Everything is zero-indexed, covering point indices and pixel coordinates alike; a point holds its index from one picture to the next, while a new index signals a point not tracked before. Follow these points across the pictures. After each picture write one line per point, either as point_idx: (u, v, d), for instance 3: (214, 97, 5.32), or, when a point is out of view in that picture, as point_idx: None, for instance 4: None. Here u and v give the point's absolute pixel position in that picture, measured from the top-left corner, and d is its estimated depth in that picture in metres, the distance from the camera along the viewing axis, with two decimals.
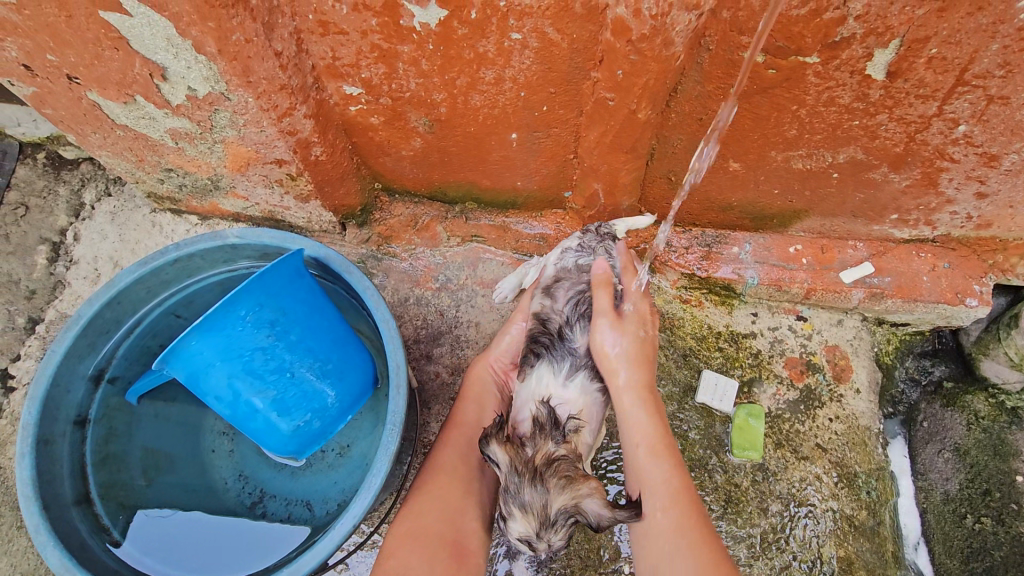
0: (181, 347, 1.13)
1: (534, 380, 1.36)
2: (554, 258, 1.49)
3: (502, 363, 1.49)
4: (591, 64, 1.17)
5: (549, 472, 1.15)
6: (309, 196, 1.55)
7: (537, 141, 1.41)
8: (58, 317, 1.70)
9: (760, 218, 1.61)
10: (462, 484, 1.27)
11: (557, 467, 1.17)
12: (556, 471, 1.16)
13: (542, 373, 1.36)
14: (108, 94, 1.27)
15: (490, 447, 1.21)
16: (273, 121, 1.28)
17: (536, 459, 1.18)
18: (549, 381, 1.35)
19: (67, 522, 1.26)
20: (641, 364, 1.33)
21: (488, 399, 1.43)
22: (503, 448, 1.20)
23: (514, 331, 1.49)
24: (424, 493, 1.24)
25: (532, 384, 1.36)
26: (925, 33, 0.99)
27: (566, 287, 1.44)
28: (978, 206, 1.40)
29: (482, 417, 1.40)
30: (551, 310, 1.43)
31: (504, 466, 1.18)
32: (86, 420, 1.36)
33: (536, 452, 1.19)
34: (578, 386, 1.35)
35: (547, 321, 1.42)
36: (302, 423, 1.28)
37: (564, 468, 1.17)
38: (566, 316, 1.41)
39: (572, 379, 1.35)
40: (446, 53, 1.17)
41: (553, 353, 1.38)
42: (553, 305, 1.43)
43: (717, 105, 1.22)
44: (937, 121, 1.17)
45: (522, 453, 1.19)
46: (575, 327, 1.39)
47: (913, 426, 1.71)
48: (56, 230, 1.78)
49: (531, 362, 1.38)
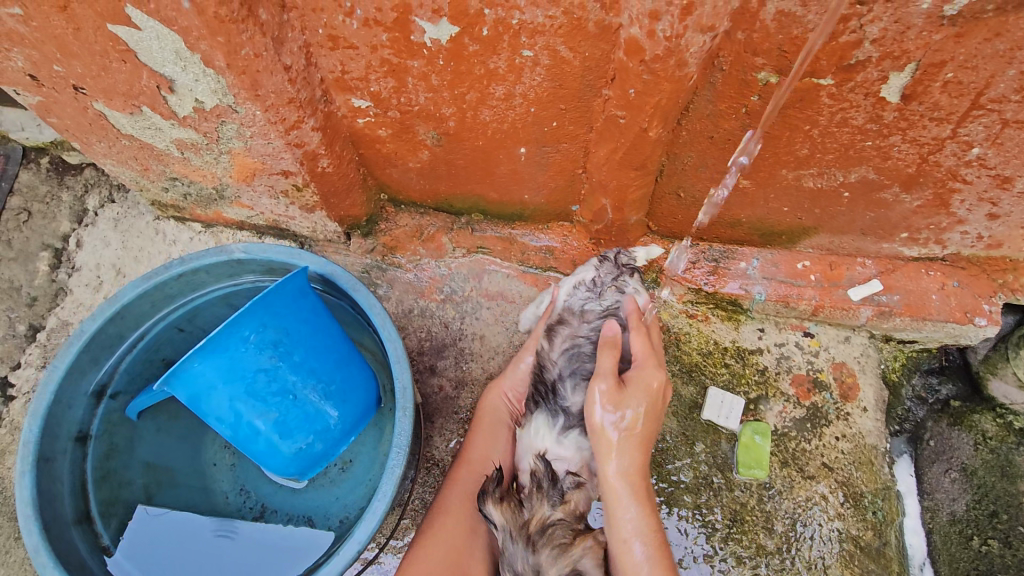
0: (183, 369, 1.12)
1: (531, 432, 1.38)
2: (566, 289, 1.46)
3: (516, 394, 1.48)
4: (603, 82, 1.16)
5: (542, 541, 1.22)
6: (315, 207, 1.54)
7: (546, 156, 1.40)
8: (60, 325, 1.69)
9: (769, 234, 1.59)
10: (467, 525, 1.32)
11: (550, 535, 1.23)
12: (548, 541, 1.22)
13: (540, 424, 1.37)
14: (114, 104, 1.26)
15: (487, 508, 1.27)
16: (281, 133, 1.27)
17: (532, 524, 1.24)
18: (545, 436, 1.36)
19: (67, 541, 1.25)
20: (636, 448, 1.22)
21: (500, 431, 1.44)
22: (500, 509, 1.26)
23: (526, 362, 1.47)
24: (431, 534, 1.28)
25: (531, 435, 1.38)
26: (942, 58, 0.98)
27: (565, 336, 1.41)
28: (989, 226, 1.38)
29: (491, 450, 1.42)
30: (548, 355, 1.42)
31: (501, 529, 1.25)
32: (87, 436, 1.35)
33: (531, 517, 1.25)
34: (574, 442, 1.33)
35: (545, 367, 1.41)
36: (303, 446, 1.28)
37: (557, 536, 1.23)
38: (559, 369, 1.39)
39: (567, 435, 1.34)
40: (456, 68, 1.16)
41: (548, 406, 1.38)
42: (549, 350, 1.42)
43: (728, 124, 1.21)
44: (951, 143, 1.16)
45: (519, 516, 1.26)
46: (567, 384, 1.36)
47: (920, 445, 1.69)
48: (59, 237, 1.77)
49: (531, 410, 1.40)
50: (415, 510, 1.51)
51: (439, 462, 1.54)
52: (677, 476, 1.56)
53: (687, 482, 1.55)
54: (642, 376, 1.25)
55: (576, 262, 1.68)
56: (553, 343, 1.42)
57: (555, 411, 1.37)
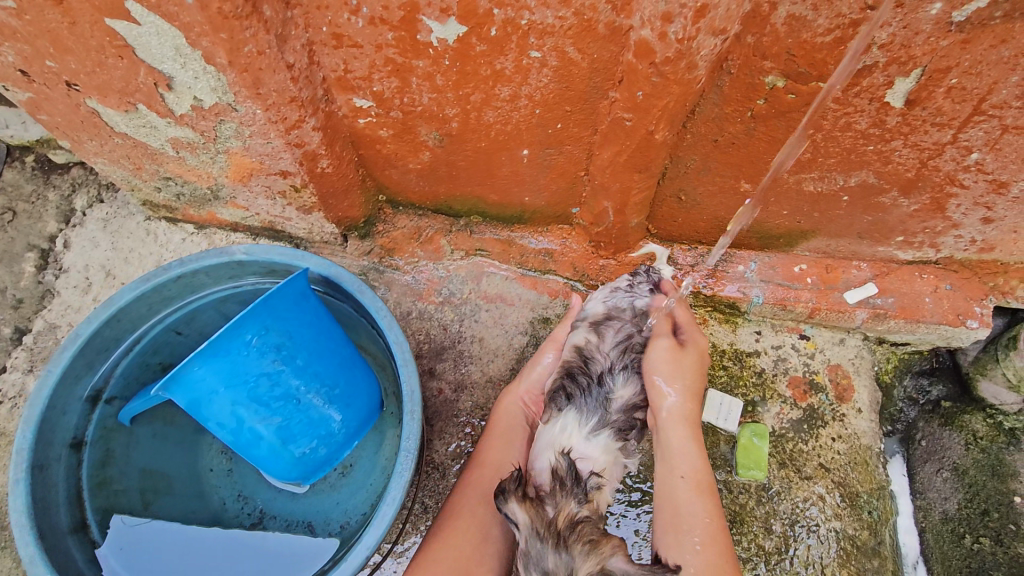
0: (183, 374, 1.08)
1: (557, 428, 1.26)
2: (602, 294, 1.42)
3: (533, 395, 1.46)
4: (610, 84, 1.16)
5: (574, 537, 1.01)
6: (312, 208, 1.51)
7: (549, 158, 1.40)
8: (46, 328, 1.64)
9: (767, 237, 1.60)
10: (478, 534, 1.26)
11: (580, 530, 1.03)
12: (579, 535, 1.01)
13: (568, 420, 1.26)
14: (108, 101, 1.22)
15: (508, 504, 1.10)
16: (281, 133, 1.24)
17: (559, 521, 1.04)
18: (573, 431, 1.24)
19: (61, 553, 1.22)
20: (692, 393, 1.29)
21: (515, 435, 1.40)
22: (523, 507, 1.08)
23: (545, 362, 1.47)
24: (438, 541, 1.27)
25: (555, 431, 1.26)
26: (948, 64, 1.00)
27: (615, 331, 1.35)
28: (983, 230, 1.40)
29: (508, 454, 1.38)
30: (596, 348, 1.33)
31: (524, 528, 1.05)
32: (81, 443, 1.31)
33: (558, 513, 1.05)
34: (602, 444, 1.23)
35: (590, 360, 1.32)
36: (307, 451, 1.26)
37: (587, 531, 1.03)
38: (610, 362, 1.31)
39: (598, 433, 1.23)
40: (462, 69, 1.15)
41: (585, 399, 1.28)
42: (599, 343, 1.34)
43: (734, 128, 1.21)
44: (950, 148, 1.18)
45: (543, 514, 1.07)
46: (618, 376, 1.29)
47: (912, 445, 1.73)
48: (45, 237, 1.72)
49: (560, 405, 1.29)
50: (416, 514, 1.49)
51: (439, 466, 1.52)
52: None
53: None
54: (694, 336, 1.38)
55: (575, 264, 1.68)
56: (604, 337, 1.34)
57: (591, 407, 1.27)
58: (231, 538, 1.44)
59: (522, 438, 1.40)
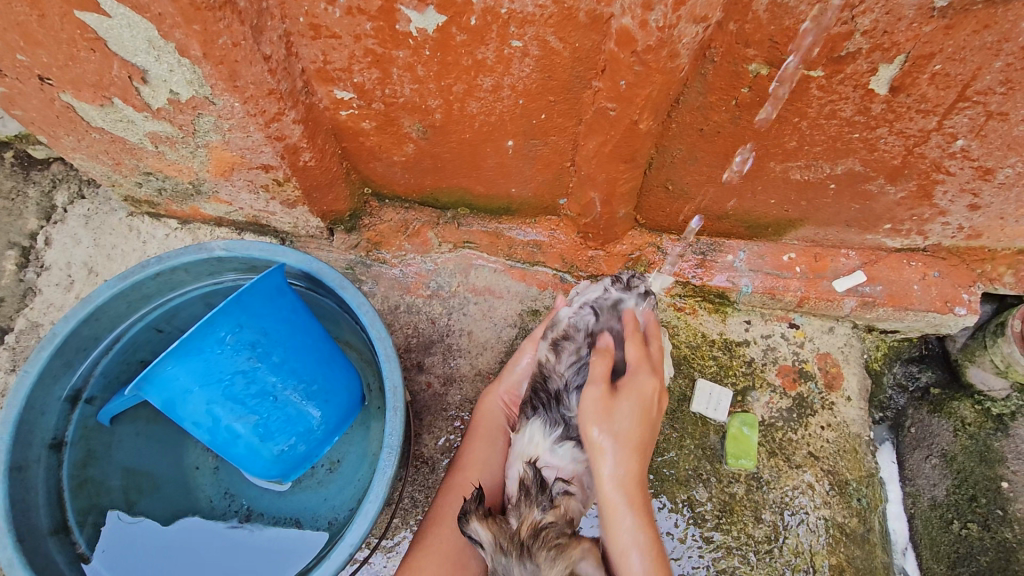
0: (156, 373, 1.08)
1: (525, 438, 1.30)
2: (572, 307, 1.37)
3: (512, 397, 1.46)
4: (593, 73, 1.15)
5: (537, 545, 1.05)
6: (296, 202, 1.50)
7: (535, 149, 1.39)
8: (30, 327, 1.63)
9: (756, 226, 1.59)
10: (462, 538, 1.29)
11: (543, 537, 1.06)
12: (543, 543, 1.05)
13: (535, 430, 1.29)
14: (83, 96, 1.20)
15: (470, 525, 1.13)
16: (260, 126, 1.23)
17: (522, 532, 1.09)
18: (538, 442, 1.27)
19: (44, 553, 1.21)
20: (632, 450, 1.15)
21: (496, 436, 1.42)
22: (485, 526, 1.11)
23: (522, 364, 1.46)
24: (421, 548, 1.27)
25: (524, 441, 1.30)
26: (931, 50, 0.99)
27: (570, 351, 1.32)
28: (970, 217, 1.39)
29: (488, 458, 1.38)
30: (554, 366, 1.33)
31: (489, 546, 1.09)
32: (62, 443, 1.30)
33: (521, 523, 1.10)
34: (568, 453, 1.25)
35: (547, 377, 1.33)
36: (286, 448, 1.24)
37: (552, 537, 1.06)
38: (566, 379, 1.30)
39: (562, 444, 1.25)
40: (443, 59, 1.13)
41: (548, 413, 1.30)
42: (556, 362, 1.33)
43: (719, 116, 1.20)
44: (936, 135, 1.17)
45: (507, 528, 1.11)
46: (574, 394, 1.28)
47: (901, 432, 1.73)
48: (27, 234, 1.70)
49: (528, 415, 1.33)
50: (405, 509, 1.49)
51: (428, 460, 1.52)
52: (669, 468, 1.56)
53: (676, 475, 1.56)
54: (640, 373, 1.20)
55: (564, 256, 1.67)
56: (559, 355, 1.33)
57: (554, 419, 1.29)
58: (224, 534, 1.44)
59: (502, 441, 1.41)
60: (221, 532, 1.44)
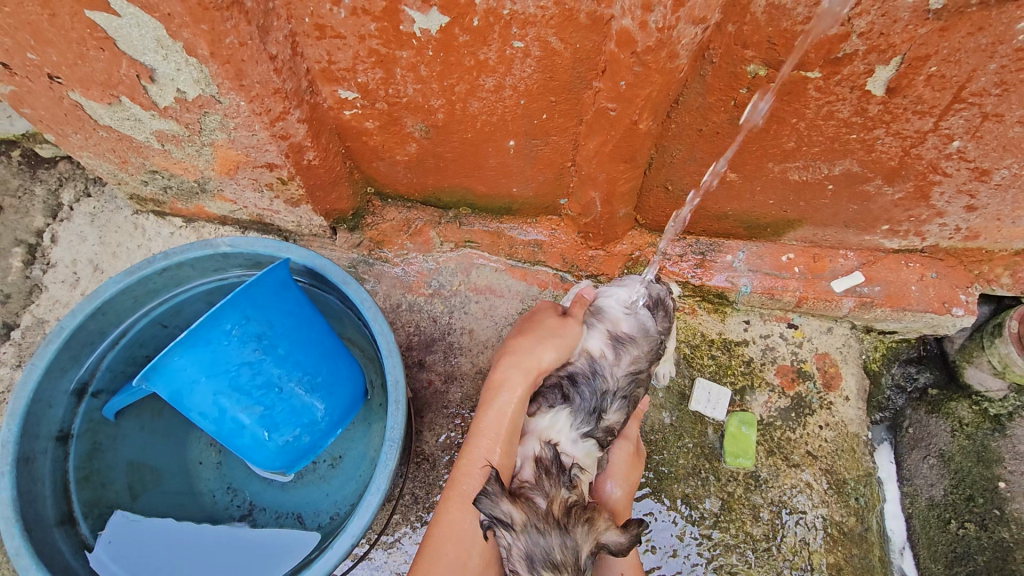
0: (163, 364, 1.09)
1: (549, 423, 1.28)
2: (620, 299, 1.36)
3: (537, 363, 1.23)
4: (594, 74, 1.16)
5: (573, 522, 1.10)
6: (300, 200, 1.52)
7: (535, 149, 1.40)
8: (35, 323, 1.64)
9: (755, 226, 1.60)
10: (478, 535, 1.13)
11: (575, 513, 1.12)
12: (578, 518, 1.11)
13: (559, 418, 1.29)
14: (91, 94, 1.22)
15: (500, 506, 1.07)
16: (265, 125, 1.24)
17: (554, 509, 1.11)
18: (562, 430, 1.28)
19: (50, 544, 1.22)
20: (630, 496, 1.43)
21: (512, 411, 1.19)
22: (517, 506, 1.08)
23: (565, 337, 1.28)
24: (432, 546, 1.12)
25: (544, 425, 1.28)
26: (927, 52, 1.00)
27: (631, 357, 1.33)
28: (967, 218, 1.41)
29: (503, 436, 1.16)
30: (610, 366, 1.33)
31: (523, 525, 1.06)
32: (68, 436, 1.31)
33: (552, 501, 1.13)
34: (586, 449, 1.30)
35: (597, 373, 1.31)
36: (290, 439, 1.26)
37: (581, 513, 1.13)
38: (616, 387, 1.33)
39: (584, 438, 1.30)
40: (445, 59, 1.15)
41: (579, 407, 1.30)
42: (614, 363, 1.33)
43: (717, 117, 1.22)
44: (933, 136, 1.19)
45: (536, 508, 1.10)
46: (612, 403, 1.34)
47: (900, 432, 1.75)
48: (33, 232, 1.71)
49: (553, 403, 1.30)
50: (406, 505, 1.51)
51: (429, 457, 1.53)
52: (667, 467, 1.57)
53: (675, 472, 1.57)
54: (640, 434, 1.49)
55: (564, 256, 1.69)
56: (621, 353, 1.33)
57: (586, 414, 1.30)
58: (230, 536, 1.44)
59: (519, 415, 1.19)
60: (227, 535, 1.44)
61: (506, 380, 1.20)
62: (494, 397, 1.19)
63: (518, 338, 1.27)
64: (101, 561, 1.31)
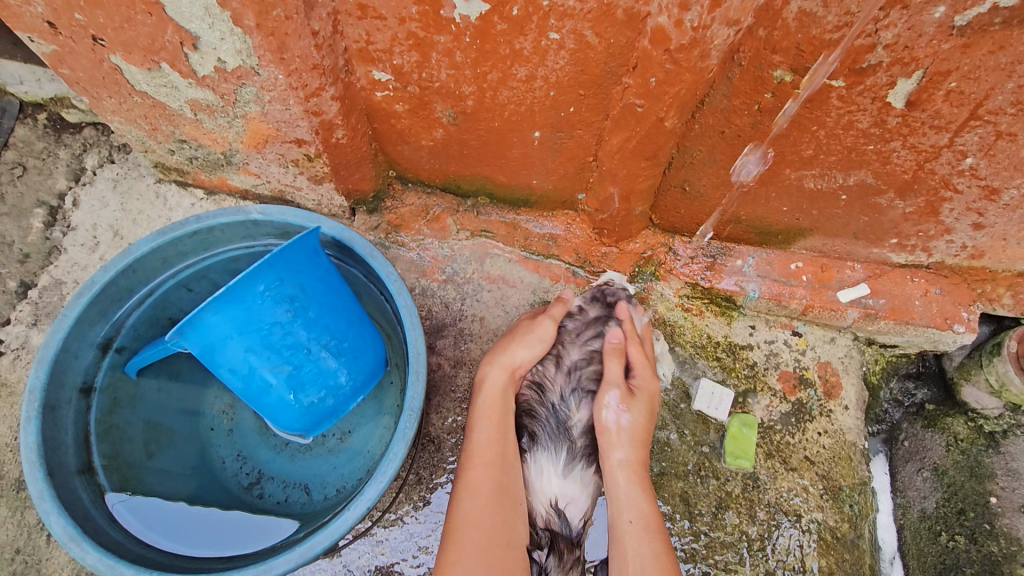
0: (198, 319, 1.11)
1: (534, 472, 1.37)
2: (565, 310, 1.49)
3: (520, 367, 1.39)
4: (625, 70, 1.20)
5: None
6: (324, 178, 1.54)
7: (560, 142, 1.43)
8: (52, 284, 1.66)
9: (766, 233, 1.64)
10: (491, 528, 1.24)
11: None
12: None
13: (543, 462, 1.36)
14: (132, 58, 1.24)
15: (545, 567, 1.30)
16: (300, 100, 1.28)
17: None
18: (548, 472, 1.36)
19: (70, 491, 1.22)
20: (639, 440, 1.34)
21: (494, 407, 1.35)
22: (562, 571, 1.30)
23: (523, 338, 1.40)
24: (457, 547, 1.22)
25: (534, 475, 1.36)
26: (948, 67, 1.04)
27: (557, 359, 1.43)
28: (974, 236, 1.44)
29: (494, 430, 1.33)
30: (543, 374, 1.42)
31: None
32: (91, 389, 1.33)
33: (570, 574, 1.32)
34: (577, 480, 1.36)
35: (543, 387, 1.42)
36: (315, 401, 1.28)
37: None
38: (559, 388, 1.41)
39: (572, 472, 1.36)
40: (481, 47, 1.18)
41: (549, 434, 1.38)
42: (548, 370, 1.43)
43: (740, 120, 1.25)
44: (947, 151, 1.22)
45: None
46: (571, 402, 1.39)
47: (895, 445, 1.79)
48: (55, 194, 1.74)
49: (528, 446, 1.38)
50: (410, 484, 1.53)
51: (435, 439, 1.56)
52: (664, 463, 1.59)
53: (673, 468, 1.59)
54: (645, 385, 1.40)
55: (578, 251, 1.72)
56: (580, 333, 1.45)
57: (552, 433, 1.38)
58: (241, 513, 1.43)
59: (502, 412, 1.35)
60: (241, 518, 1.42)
61: (486, 379, 1.37)
62: (480, 397, 1.37)
63: (500, 344, 1.42)
64: (117, 510, 1.30)
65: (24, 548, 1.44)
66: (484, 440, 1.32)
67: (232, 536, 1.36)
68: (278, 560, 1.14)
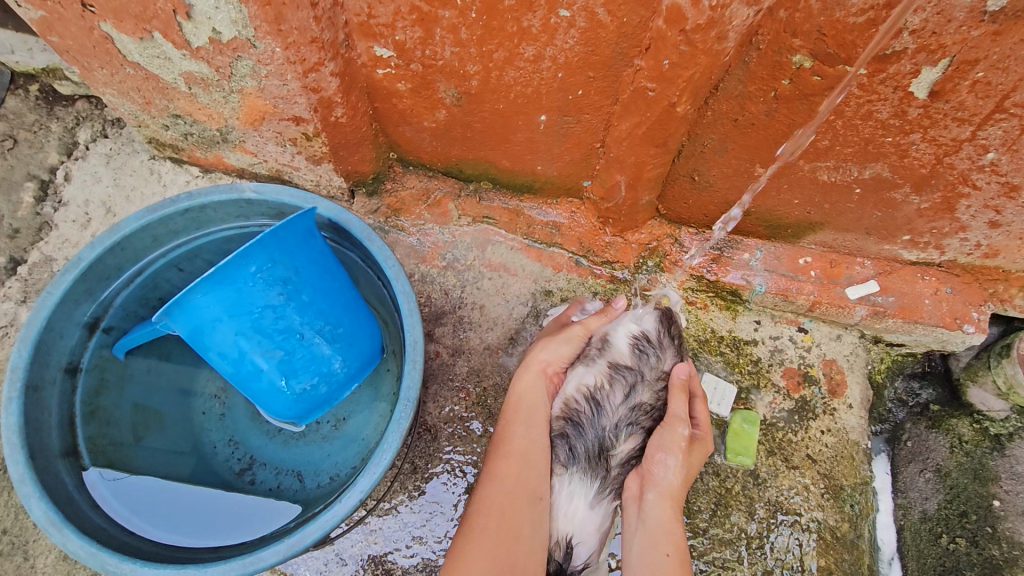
0: (187, 299, 1.07)
1: (564, 492, 1.32)
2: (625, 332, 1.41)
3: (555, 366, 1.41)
4: (636, 51, 1.15)
5: None
6: (322, 158, 1.50)
7: (566, 126, 1.39)
8: (42, 260, 1.62)
9: (776, 226, 1.59)
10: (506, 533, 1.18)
11: None
12: None
13: (574, 488, 1.32)
14: (124, 27, 1.19)
15: None
16: (298, 74, 1.23)
17: None
18: (578, 499, 1.31)
19: (53, 474, 1.20)
20: (684, 476, 1.32)
21: (525, 405, 1.34)
22: None
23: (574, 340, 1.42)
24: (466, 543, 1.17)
25: (563, 500, 1.31)
26: (976, 55, 0.99)
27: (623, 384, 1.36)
28: (990, 235, 1.39)
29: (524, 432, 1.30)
30: (604, 394, 1.35)
31: None
32: (77, 369, 1.30)
33: None
34: (601, 514, 1.32)
35: (600, 408, 1.35)
36: (308, 388, 1.25)
37: None
38: (617, 417, 1.34)
39: (599, 505, 1.32)
40: (488, 23, 1.13)
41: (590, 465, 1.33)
42: (609, 394, 1.35)
43: (755, 108, 1.21)
44: (968, 145, 1.18)
45: None
46: (620, 433, 1.34)
47: (898, 445, 1.75)
48: (46, 168, 1.69)
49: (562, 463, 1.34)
50: (405, 473, 1.50)
51: (431, 428, 1.53)
52: None
53: None
54: (705, 437, 1.40)
55: (581, 240, 1.68)
56: (651, 362, 1.38)
57: (591, 457, 1.33)
58: (229, 500, 1.41)
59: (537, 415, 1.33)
60: (235, 504, 1.41)
61: (517, 378, 1.39)
62: (513, 396, 1.37)
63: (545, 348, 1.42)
64: (101, 493, 1.28)
65: (11, 528, 1.42)
66: (508, 434, 1.30)
67: (219, 523, 1.34)
68: (266, 551, 1.11)
